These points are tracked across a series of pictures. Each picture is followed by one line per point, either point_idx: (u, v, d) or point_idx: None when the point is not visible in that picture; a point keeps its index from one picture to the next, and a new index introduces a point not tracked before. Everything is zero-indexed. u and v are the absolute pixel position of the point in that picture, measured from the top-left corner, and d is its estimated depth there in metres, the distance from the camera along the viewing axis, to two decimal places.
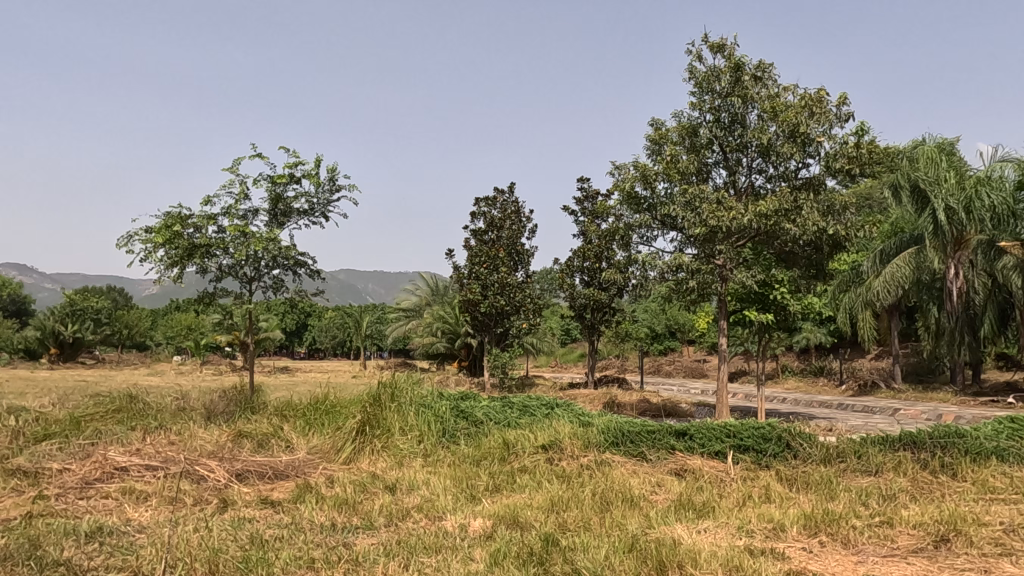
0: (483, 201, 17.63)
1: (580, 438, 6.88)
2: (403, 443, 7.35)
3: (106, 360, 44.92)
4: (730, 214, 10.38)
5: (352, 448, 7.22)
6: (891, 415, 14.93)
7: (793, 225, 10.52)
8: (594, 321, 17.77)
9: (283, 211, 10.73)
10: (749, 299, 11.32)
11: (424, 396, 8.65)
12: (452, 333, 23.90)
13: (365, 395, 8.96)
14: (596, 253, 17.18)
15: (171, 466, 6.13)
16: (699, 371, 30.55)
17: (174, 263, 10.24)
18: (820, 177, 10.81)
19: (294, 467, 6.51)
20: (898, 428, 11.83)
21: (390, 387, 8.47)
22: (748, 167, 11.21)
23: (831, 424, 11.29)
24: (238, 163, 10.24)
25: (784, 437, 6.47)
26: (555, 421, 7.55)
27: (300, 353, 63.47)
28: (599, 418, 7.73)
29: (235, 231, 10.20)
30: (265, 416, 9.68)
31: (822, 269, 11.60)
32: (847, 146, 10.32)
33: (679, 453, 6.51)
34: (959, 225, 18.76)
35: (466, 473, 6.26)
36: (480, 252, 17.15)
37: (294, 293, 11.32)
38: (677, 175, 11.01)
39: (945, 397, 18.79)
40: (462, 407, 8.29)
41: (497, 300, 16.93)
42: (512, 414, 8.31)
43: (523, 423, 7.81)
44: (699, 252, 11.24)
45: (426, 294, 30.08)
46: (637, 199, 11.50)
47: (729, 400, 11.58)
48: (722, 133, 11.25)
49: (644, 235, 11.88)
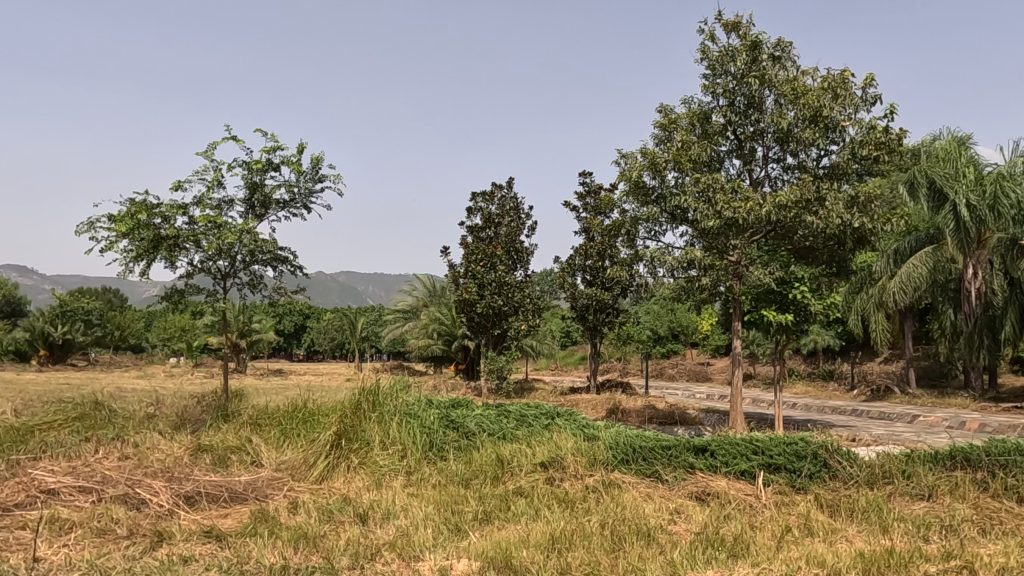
0: (480, 196, 16.77)
1: (584, 455, 6.01)
2: (383, 458, 6.48)
3: (99, 362, 44.10)
4: (748, 205, 9.52)
5: (324, 464, 6.37)
6: (912, 423, 14.05)
7: (814, 217, 9.68)
8: (596, 323, 16.90)
9: (261, 201, 9.86)
10: (765, 299, 10.46)
11: (410, 405, 7.78)
12: (449, 334, 23.11)
13: (345, 402, 8.10)
14: (598, 251, 16.32)
15: (108, 489, 5.29)
16: (703, 375, 29.63)
17: (139, 256, 9.39)
18: (843, 166, 9.96)
19: (255, 490, 5.65)
20: (926, 437, 10.94)
21: (372, 395, 7.61)
22: (765, 156, 10.35)
23: (855, 434, 10.39)
24: (211, 147, 9.39)
25: (822, 454, 5.60)
26: (556, 434, 6.67)
27: (298, 355, 62.56)
28: (605, 430, 6.85)
29: (206, 221, 9.34)
30: (237, 426, 8.81)
31: (844, 266, 10.69)
32: (875, 131, 9.48)
33: (700, 473, 5.62)
34: (980, 222, 17.93)
35: (453, 497, 5.39)
36: (477, 250, 16.29)
37: (272, 291, 10.45)
38: (689, 164, 10.15)
39: (965, 403, 17.89)
40: (451, 417, 7.44)
41: (495, 300, 16.09)
42: (507, 425, 7.45)
43: (519, 436, 6.95)
44: (711, 247, 10.38)
45: (422, 296, 29.20)
46: (644, 190, 10.64)
47: (743, 406, 10.69)
48: (736, 118, 10.40)
49: (652, 229, 11.03)
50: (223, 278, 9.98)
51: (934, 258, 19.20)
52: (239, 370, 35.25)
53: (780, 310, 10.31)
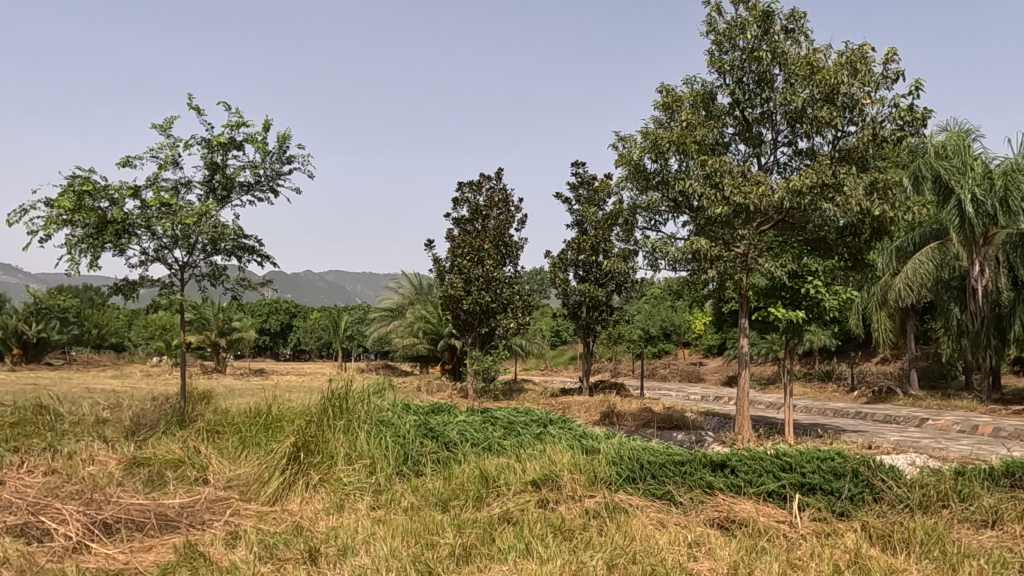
0: (467, 186, 15.85)
1: (583, 472, 5.12)
2: (348, 474, 5.56)
3: (76, 361, 42.72)
4: (759, 190, 8.70)
5: (278, 482, 5.46)
6: (923, 428, 13.28)
7: (831, 205, 8.87)
8: (589, 321, 16.03)
9: (222, 183, 8.93)
10: (773, 293, 9.60)
11: (384, 413, 6.88)
12: (434, 333, 22.27)
13: (312, 406, 7.20)
14: (592, 244, 15.43)
15: (6, 518, 4.36)
16: (696, 375, 28.85)
17: (84, 244, 8.42)
18: (863, 149, 9.11)
19: (190, 515, 4.72)
20: (945, 445, 10.13)
21: (339, 400, 6.72)
22: (774, 139, 9.54)
23: (872, 443, 9.56)
24: (166, 121, 8.43)
25: (862, 473, 4.76)
26: (549, 445, 5.79)
27: (284, 354, 61.29)
28: (604, 441, 5.97)
29: (159, 203, 8.39)
30: (192, 433, 7.86)
31: (859, 260, 9.84)
32: (899, 109, 8.61)
33: (721, 494, 4.75)
34: (987, 217, 17.18)
35: (425, 525, 4.49)
36: (463, 243, 15.37)
37: (234, 284, 9.48)
38: (694, 146, 9.29)
39: (972, 405, 17.14)
40: (430, 425, 6.57)
41: (482, 296, 15.21)
42: (493, 434, 6.57)
43: (506, 448, 6.07)
44: (717, 237, 9.53)
45: (409, 293, 28.25)
46: (644, 174, 9.78)
47: (750, 411, 9.83)
48: (744, 96, 9.59)
49: (652, 218, 10.17)
50: (180, 268, 9.00)
51: (940, 255, 18.42)
52: (219, 370, 34.12)
53: (790, 307, 9.44)
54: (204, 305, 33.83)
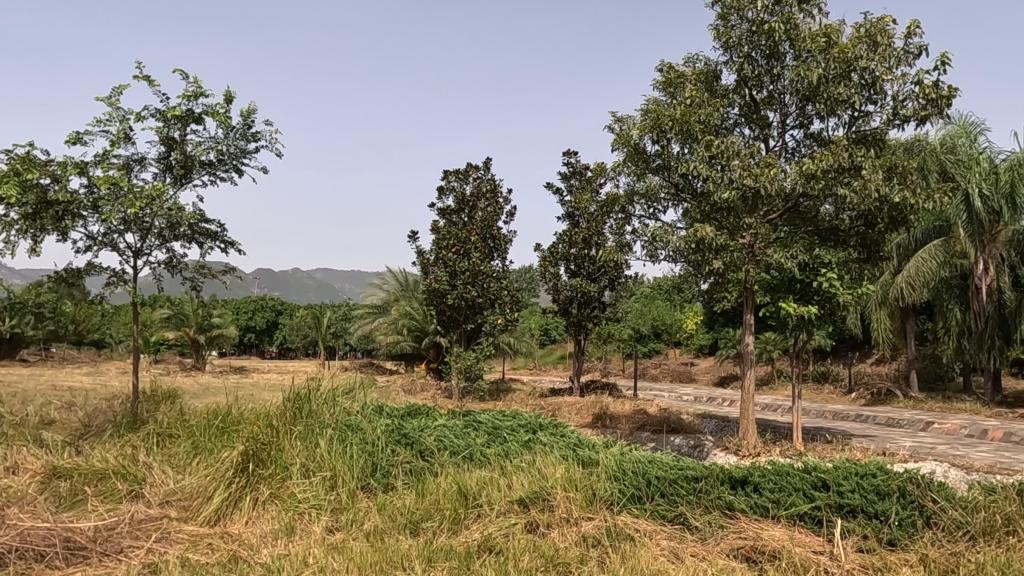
0: (453, 175, 15.03)
1: (579, 489, 4.34)
2: (303, 489, 4.76)
3: (52, 357, 41.48)
4: (771, 172, 7.97)
5: (221, 498, 4.65)
6: (930, 432, 12.62)
7: (847, 190, 8.17)
8: (580, 318, 15.26)
9: (181, 160, 8.09)
10: (783, 287, 8.89)
11: (352, 417, 6.11)
12: (419, 330, 21.54)
13: (272, 407, 6.41)
14: (584, 237, 14.70)
15: None
16: (688, 375, 28.17)
17: (22, 226, 7.55)
18: (881, 130, 8.40)
19: (107, 540, 3.89)
20: (962, 451, 9.43)
21: (301, 403, 5.93)
22: (782, 122, 8.86)
23: (885, 451, 8.86)
24: (117, 91, 7.58)
25: (910, 492, 4.01)
26: (539, 455, 5.01)
27: (270, 352, 60.24)
28: (601, 450, 5.21)
29: (107, 181, 7.52)
30: (140, 438, 7.00)
31: (873, 253, 9.14)
32: (924, 87, 7.87)
33: (743, 518, 3.99)
34: (994, 213, 16.57)
35: (389, 556, 3.69)
36: (449, 234, 14.57)
37: (193, 272, 8.64)
38: (700, 125, 8.51)
39: (976, 409, 16.48)
40: (404, 433, 5.82)
41: (468, 290, 14.41)
42: (476, 441, 5.81)
43: (489, 458, 5.29)
44: (722, 225, 8.80)
45: (394, 290, 27.41)
46: (643, 156, 9.02)
47: (755, 414, 9.11)
48: (752, 73, 8.85)
49: (650, 206, 9.42)
50: (132, 254, 8.15)
51: (943, 252, 17.81)
52: (198, 367, 33.14)
53: (800, 301, 8.71)
54: (183, 301, 32.82)
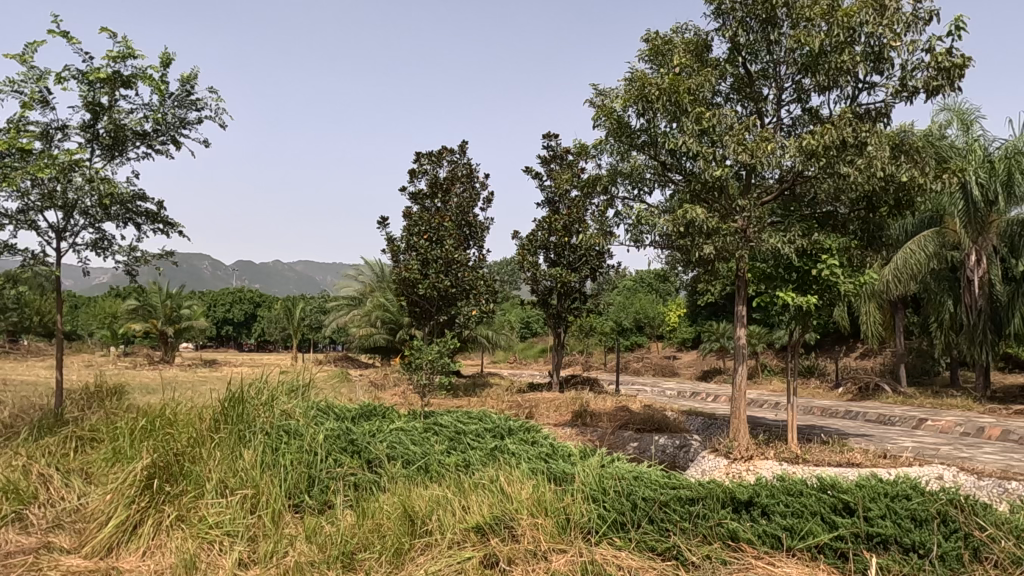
0: (426, 157, 14.16)
1: (551, 515, 3.56)
2: (217, 511, 3.93)
3: (17, 349, 40.08)
4: (768, 148, 7.20)
5: (115, 524, 3.84)
6: (926, 431, 12.03)
7: (849, 168, 7.46)
8: (560, 310, 14.53)
9: (111, 131, 7.17)
10: (777, 275, 8.15)
11: (293, 421, 5.28)
12: (394, 323, 20.81)
13: (205, 407, 5.58)
14: (564, 224, 13.97)
15: None
16: (670, 369, 27.56)
17: None
18: (886, 105, 7.67)
19: None
20: (965, 452, 8.80)
21: (234, 405, 5.11)
22: (778, 98, 8.14)
23: (886, 454, 8.17)
24: (31, 48, 6.62)
25: (954, 518, 3.25)
26: (507, 470, 4.21)
27: (247, 344, 59.00)
28: (580, 462, 4.42)
29: (18, 149, 6.57)
30: (56, 443, 6.11)
31: (873, 238, 8.45)
32: (937, 55, 7.14)
33: (752, 552, 3.22)
34: (989, 201, 16.05)
35: None
36: (421, 220, 13.73)
37: (126, 255, 7.70)
38: (691, 96, 7.66)
39: (969, 405, 15.91)
40: (353, 441, 5.02)
41: (441, 280, 13.57)
42: (434, 449, 5.03)
43: (447, 473, 4.49)
44: (713, 208, 8.06)
45: (369, 281, 26.53)
46: (627, 131, 8.22)
47: (748, 413, 8.40)
48: (746, 42, 8.11)
49: (634, 186, 8.65)
50: (54, 235, 7.22)
51: (935, 242, 17.25)
52: (166, 360, 32.04)
53: (798, 291, 7.99)
54: (150, 292, 31.74)
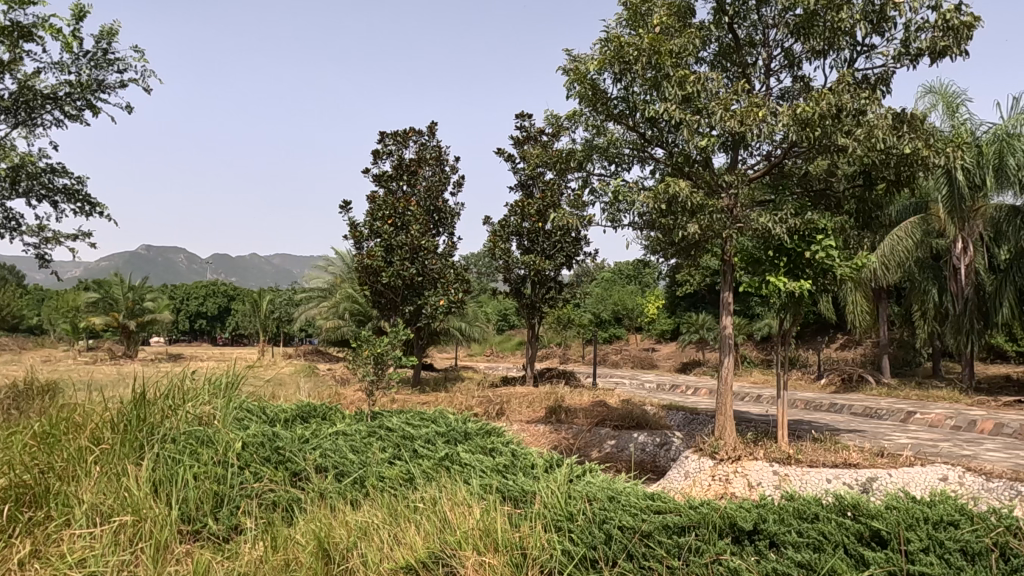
0: (390, 137, 13.30)
1: (499, 549, 2.81)
2: (85, 544, 3.13)
3: None
4: (758, 114, 6.45)
5: None
6: (919, 425, 11.46)
7: (846, 139, 6.76)
8: (534, 299, 13.78)
9: (17, 93, 6.36)
10: (767, 259, 7.47)
11: (209, 426, 4.49)
12: (362, 316, 19.68)
13: (107, 404, 4.75)
14: (538, 209, 13.21)
15: None
16: (649, 361, 26.99)
17: None
18: (886, 71, 6.97)
19: None
20: (967, 449, 8.18)
21: (133, 404, 4.30)
22: (767, 65, 7.46)
23: (885, 454, 7.51)
24: None
25: (1017, 553, 2.52)
26: (453, 487, 3.45)
27: (221, 339, 57.76)
28: (543, 474, 3.67)
29: None
30: None
31: (870, 218, 7.77)
32: (944, 11, 6.42)
33: None
34: (976, 187, 15.49)
35: None
36: (385, 204, 12.90)
37: (35, 237, 6.80)
38: (672, 58, 6.88)
39: (955, 397, 15.43)
40: (278, 451, 4.25)
41: (406, 267, 12.75)
42: (375, 458, 4.25)
43: (383, 491, 3.74)
44: (698, 183, 7.33)
45: (339, 272, 25.56)
46: (602, 99, 7.45)
47: (734, 408, 7.70)
48: (732, 3, 7.33)
49: (611, 163, 7.91)
50: None
51: (920, 230, 16.73)
52: (128, 355, 30.88)
53: (789, 276, 7.28)
54: (112, 284, 30.54)
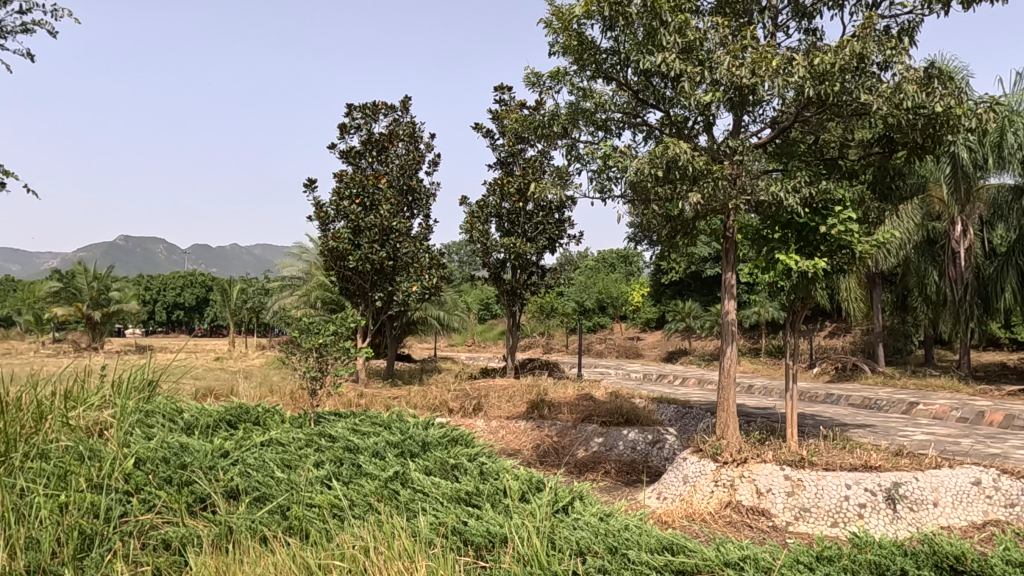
0: (357, 110, 12.28)
1: None
2: None
3: None
4: (772, 63, 5.55)
5: None
6: (928, 419, 10.68)
7: (869, 95, 5.89)
8: (515, 285, 12.86)
9: None
10: (777, 234, 6.58)
11: (96, 438, 3.53)
12: (334, 304, 18.71)
13: None
14: (518, 187, 12.25)
15: None
16: (635, 350, 26.22)
17: None
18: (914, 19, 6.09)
19: None
20: (992, 447, 7.37)
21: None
22: (775, 15, 6.58)
23: (906, 454, 6.68)
24: None
25: None
26: (396, 528, 2.55)
27: (198, 330, 56.32)
28: (519, 506, 2.78)
29: None
30: None
31: (889, 189, 6.92)
32: None
33: None
34: (979, 167, 14.74)
35: None
36: (352, 181, 11.90)
37: None
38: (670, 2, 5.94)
39: (956, 386, 14.75)
40: (180, 469, 3.31)
41: (375, 250, 11.79)
42: (302, 477, 3.32)
43: (306, 529, 2.83)
44: (697, 148, 6.44)
45: (313, 260, 24.50)
46: (589, 52, 6.52)
47: (737, 402, 6.83)
48: None
49: (598, 128, 7.01)
50: None
51: (920, 212, 15.99)
52: (94, 347, 29.64)
53: (801, 252, 6.42)
54: (75, 273, 29.27)
